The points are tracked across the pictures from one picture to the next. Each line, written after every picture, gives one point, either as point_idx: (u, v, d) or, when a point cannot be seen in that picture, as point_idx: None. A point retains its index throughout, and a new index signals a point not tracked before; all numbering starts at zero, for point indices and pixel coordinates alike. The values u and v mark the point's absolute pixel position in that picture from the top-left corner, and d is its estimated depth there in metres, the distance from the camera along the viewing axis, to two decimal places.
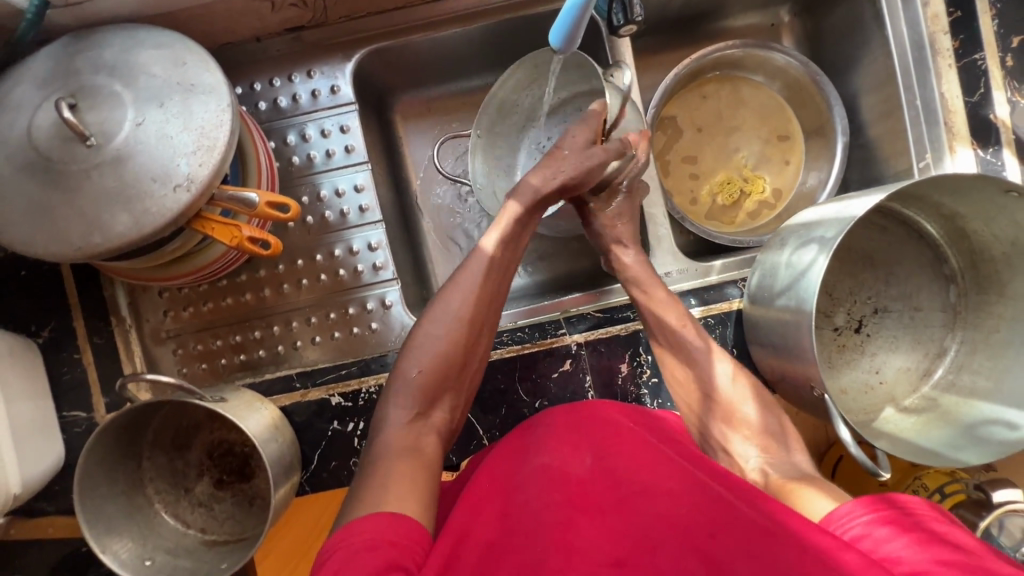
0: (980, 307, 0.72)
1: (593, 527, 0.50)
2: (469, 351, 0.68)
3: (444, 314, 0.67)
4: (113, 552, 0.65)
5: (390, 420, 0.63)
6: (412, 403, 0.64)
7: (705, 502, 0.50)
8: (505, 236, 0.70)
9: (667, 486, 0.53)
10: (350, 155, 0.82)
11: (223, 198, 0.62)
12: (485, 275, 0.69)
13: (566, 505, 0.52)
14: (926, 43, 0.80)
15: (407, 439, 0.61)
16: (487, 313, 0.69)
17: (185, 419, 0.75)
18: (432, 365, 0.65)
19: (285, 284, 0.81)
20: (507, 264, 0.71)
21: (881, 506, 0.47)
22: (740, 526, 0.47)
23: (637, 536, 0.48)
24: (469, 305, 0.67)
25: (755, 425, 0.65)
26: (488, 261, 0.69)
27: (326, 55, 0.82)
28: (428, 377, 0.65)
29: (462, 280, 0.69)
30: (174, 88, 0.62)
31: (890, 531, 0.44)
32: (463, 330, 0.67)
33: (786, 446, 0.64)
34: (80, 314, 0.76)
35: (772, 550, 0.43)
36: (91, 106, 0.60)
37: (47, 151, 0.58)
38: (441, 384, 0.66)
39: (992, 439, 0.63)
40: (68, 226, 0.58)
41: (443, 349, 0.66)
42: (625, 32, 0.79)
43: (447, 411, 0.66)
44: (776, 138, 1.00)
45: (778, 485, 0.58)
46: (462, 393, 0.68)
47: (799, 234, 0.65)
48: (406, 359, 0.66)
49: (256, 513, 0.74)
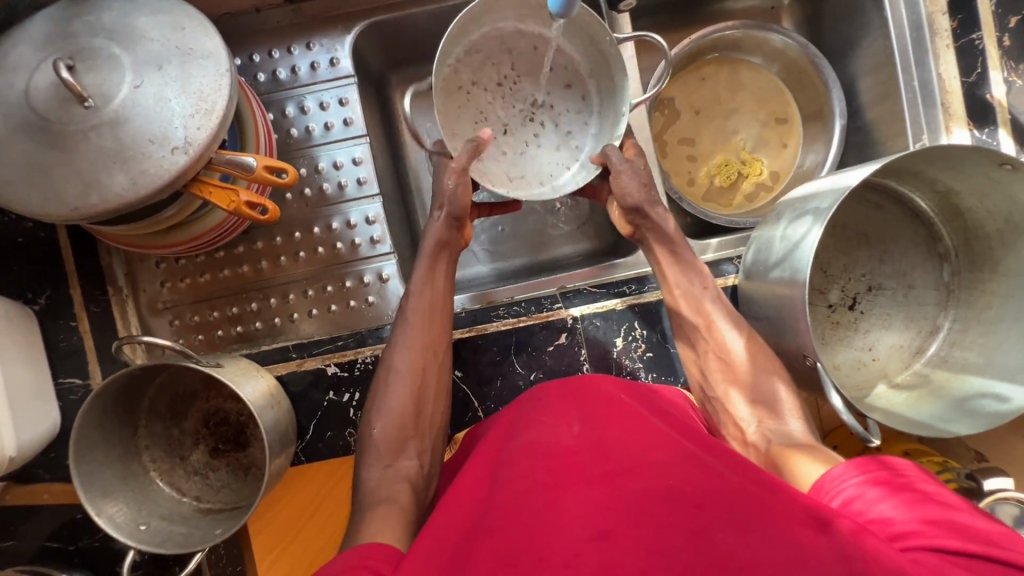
0: (974, 285, 0.72)
1: (581, 502, 0.50)
2: (420, 399, 0.68)
3: (386, 374, 0.68)
4: (109, 516, 0.64)
5: (365, 481, 0.62)
6: (379, 459, 0.63)
7: (689, 474, 0.50)
8: (432, 287, 0.73)
9: (651, 461, 0.53)
10: (349, 128, 0.82)
11: (220, 162, 0.62)
12: (419, 325, 0.70)
13: (554, 482, 0.53)
14: (923, 24, 0.80)
15: (380, 494, 0.59)
16: (430, 358, 0.69)
17: (181, 388, 0.76)
18: (389, 421, 0.65)
19: (281, 257, 0.81)
20: (438, 311, 0.72)
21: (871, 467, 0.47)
22: (724, 496, 0.47)
23: (625, 507, 0.49)
24: (407, 357, 0.69)
25: (751, 393, 0.66)
26: (421, 312, 0.71)
27: (327, 27, 0.82)
28: (389, 432, 0.65)
29: (399, 338, 0.70)
30: (173, 52, 0.62)
31: (880, 492, 0.44)
32: (406, 382, 0.67)
33: (787, 412, 0.64)
34: (77, 282, 0.76)
35: (757, 517, 0.44)
36: (89, 68, 0.60)
37: (46, 111, 0.58)
38: (403, 434, 0.65)
39: (982, 411, 0.63)
40: (65, 187, 0.58)
41: (396, 403, 0.66)
42: (624, 6, 0.79)
43: (415, 458, 0.65)
44: (774, 120, 1.01)
45: (773, 450, 0.59)
46: (431, 437, 0.67)
47: (795, 207, 0.65)
48: (365, 425, 0.66)
49: (251, 482, 0.74)
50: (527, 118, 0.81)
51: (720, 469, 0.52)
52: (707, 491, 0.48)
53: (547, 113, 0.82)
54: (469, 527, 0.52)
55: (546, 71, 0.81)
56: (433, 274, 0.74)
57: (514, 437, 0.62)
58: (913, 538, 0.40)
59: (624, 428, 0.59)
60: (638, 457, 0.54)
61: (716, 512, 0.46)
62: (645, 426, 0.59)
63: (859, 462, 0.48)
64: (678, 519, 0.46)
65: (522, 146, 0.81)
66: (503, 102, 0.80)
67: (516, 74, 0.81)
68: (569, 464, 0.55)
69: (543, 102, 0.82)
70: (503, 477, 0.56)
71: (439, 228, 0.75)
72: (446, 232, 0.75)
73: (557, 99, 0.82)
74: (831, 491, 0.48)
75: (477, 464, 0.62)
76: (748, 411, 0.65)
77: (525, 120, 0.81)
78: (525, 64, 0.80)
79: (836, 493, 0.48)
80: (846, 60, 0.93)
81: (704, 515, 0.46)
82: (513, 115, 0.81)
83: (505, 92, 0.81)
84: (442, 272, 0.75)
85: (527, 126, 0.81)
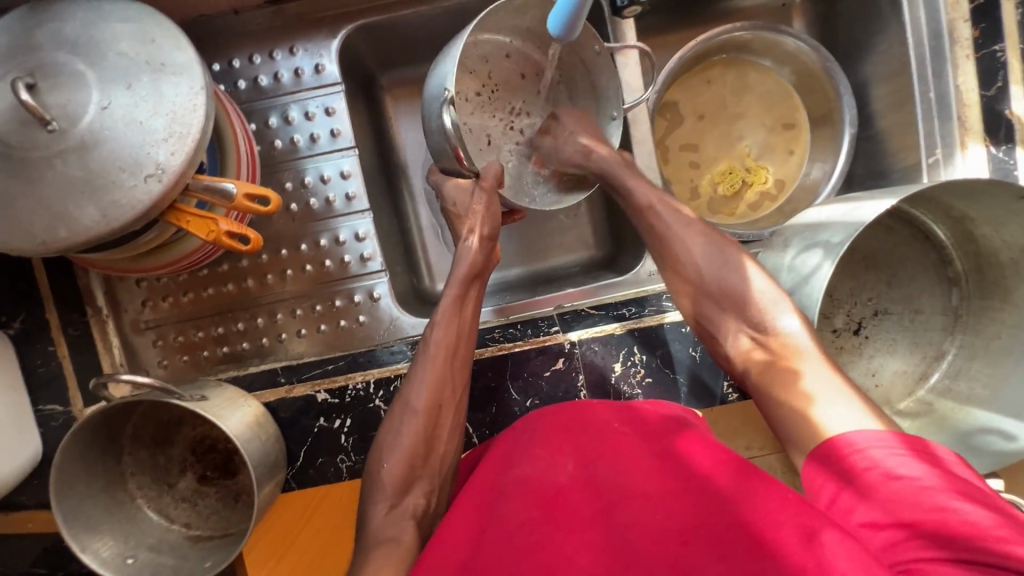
0: (983, 312, 0.70)
1: (571, 538, 0.50)
2: (433, 437, 0.65)
3: (402, 410, 0.65)
4: (93, 551, 0.63)
5: (370, 517, 0.60)
6: (386, 496, 0.61)
7: (680, 508, 0.50)
8: (444, 321, 0.68)
9: (640, 495, 0.53)
10: (336, 140, 0.78)
11: (198, 188, 0.58)
12: (429, 363, 0.67)
13: (545, 518, 0.52)
14: (944, 32, 0.76)
15: (387, 533, 0.58)
16: (448, 394, 0.67)
17: (166, 414, 0.73)
18: (400, 459, 0.63)
19: (268, 275, 0.78)
20: (462, 345, 0.69)
21: (850, 457, 0.47)
22: (712, 530, 0.47)
23: (615, 551, 0.48)
24: (425, 394, 0.65)
25: (753, 303, 0.60)
26: (433, 348, 0.67)
27: (311, 30, 0.77)
28: (398, 469, 0.62)
29: (419, 372, 0.67)
30: (143, 67, 0.57)
31: (862, 491, 0.45)
32: (423, 419, 0.64)
33: (763, 313, 0.59)
34: (54, 305, 0.72)
35: (743, 557, 0.43)
36: (52, 87, 0.55)
37: (5, 136, 0.54)
38: (411, 471, 0.63)
39: (988, 450, 0.62)
40: (31, 219, 0.54)
41: (409, 441, 0.63)
42: (629, 13, 0.75)
43: (422, 496, 0.63)
44: (781, 126, 0.97)
45: (772, 363, 0.57)
46: (438, 475, 0.65)
47: (804, 235, 0.63)
48: (376, 458, 0.64)
49: (240, 509, 0.73)
50: (505, 128, 0.73)
51: (708, 494, 0.51)
52: (693, 526, 0.48)
53: (524, 121, 0.74)
54: (458, 556, 0.51)
55: (521, 79, 0.73)
56: (443, 306, 0.69)
57: (507, 465, 0.60)
58: (908, 548, 0.40)
59: (617, 454, 0.58)
60: (627, 488, 0.54)
61: (701, 548, 0.45)
62: (637, 452, 0.58)
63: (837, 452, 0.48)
64: (664, 555, 0.46)
65: (504, 156, 0.74)
66: (482, 112, 0.71)
67: (493, 81, 0.71)
68: (562, 501, 0.54)
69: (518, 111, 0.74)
70: (495, 504, 0.56)
71: (474, 256, 0.70)
72: (481, 256, 0.71)
73: (531, 106, 0.74)
74: (816, 485, 0.49)
75: (470, 490, 0.60)
76: (729, 323, 0.62)
77: (504, 131, 0.73)
78: (501, 72, 0.71)
79: (821, 492, 0.48)
80: (859, 66, 0.88)
81: (690, 551, 0.45)
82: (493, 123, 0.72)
83: (482, 101, 0.71)
84: (470, 302, 0.71)
85: (507, 134, 0.73)
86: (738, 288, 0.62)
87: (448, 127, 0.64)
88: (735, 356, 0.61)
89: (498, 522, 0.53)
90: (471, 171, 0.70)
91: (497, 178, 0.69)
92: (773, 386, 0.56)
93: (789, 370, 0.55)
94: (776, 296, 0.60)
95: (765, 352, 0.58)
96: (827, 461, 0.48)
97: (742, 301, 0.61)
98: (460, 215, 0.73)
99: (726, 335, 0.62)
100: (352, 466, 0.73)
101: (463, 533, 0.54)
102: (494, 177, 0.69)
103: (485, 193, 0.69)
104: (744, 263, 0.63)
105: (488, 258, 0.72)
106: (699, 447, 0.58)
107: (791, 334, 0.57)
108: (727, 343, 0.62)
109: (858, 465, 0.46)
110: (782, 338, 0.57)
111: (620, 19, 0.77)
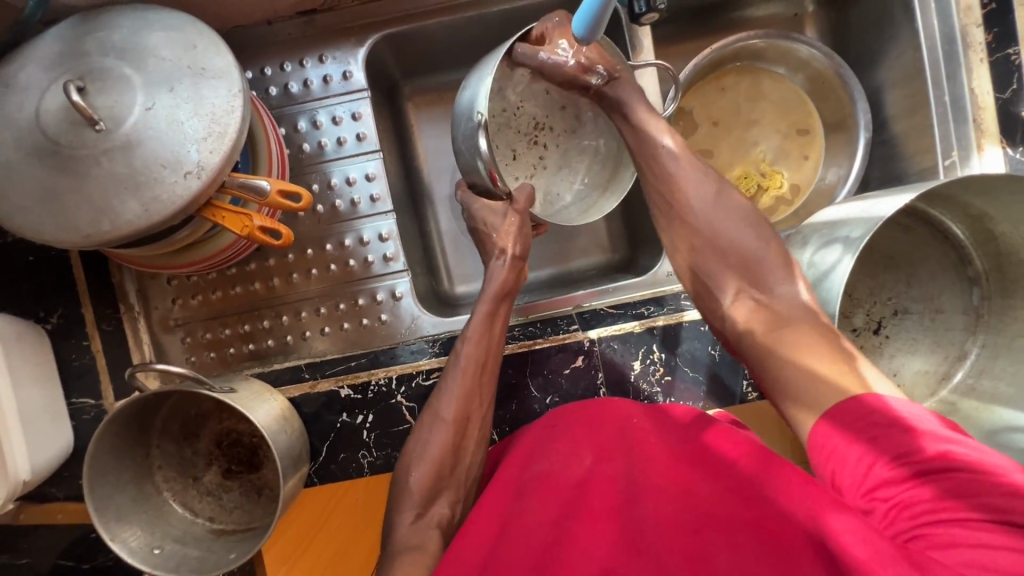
0: (1005, 312, 0.70)
1: (587, 531, 0.51)
2: (459, 451, 0.66)
3: (431, 420, 0.67)
4: (122, 540, 0.65)
5: (397, 527, 0.61)
6: (412, 506, 0.62)
7: (696, 500, 0.51)
8: (475, 335, 0.70)
9: (660, 491, 0.53)
10: (361, 143, 0.81)
11: (233, 185, 0.60)
12: (462, 376, 0.68)
13: (562, 516, 0.53)
14: (957, 37, 0.78)
15: (411, 542, 0.59)
16: (475, 408, 0.68)
17: (194, 409, 0.75)
18: (430, 468, 0.64)
19: (294, 274, 0.80)
20: (491, 360, 0.70)
21: (852, 424, 0.46)
22: (726, 522, 0.47)
23: (629, 542, 0.49)
24: (453, 405, 0.67)
25: (744, 266, 0.63)
26: (464, 361, 0.69)
27: (339, 39, 0.80)
28: (425, 480, 0.64)
29: (455, 380, 0.68)
30: (184, 71, 0.60)
31: (865, 454, 0.44)
32: (450, 432, 0.66)
33: (766, 275, 0.62)
34: (90, 301, 0.75)
35: (757, 545, 0.44)
36: (100, 90, 0.58)
37: (56, 135, 0.57)
38: (440, 482, 0.64)
39: (1012, 446, 0.61)
40: (76, 213, 0.57)
41: (437, 451, 0.65)
42: (647, 20, 0.76)
43: (448, 505, 0.64)
44: (795, 132, 0.98)
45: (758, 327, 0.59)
46: (464, 486, 0.66)
47: (823, 232, 0.64)
48: (404, 468, 0.65)
49: (264, 503, 0.74)
50: (528, 142, 0.78)
51: (734, 488, 0.51)
52: (708, 518, 0.48)
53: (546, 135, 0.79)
54: (483, 546, 0.54)
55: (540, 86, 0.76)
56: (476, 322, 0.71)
57: (528, 460, 0.62)
58: (910, 517, 0.40)
59: (638, 452, 0.59)
60: (646, 483, 0.55)
61: (716, 539, 0.46)
62: (660, 447, 0.59)
63: (832, 432, 0.47)
64: (678, 545, 0.47)
65: (530, 173, 0.79)
66: (508, 127, 0.76)
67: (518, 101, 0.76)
68: (580, 496, 0.56)
69: (511, 72, 0.73)
70: (516, 502, 0.58)
71: (505, 274, 0.73)
72: (510, 278, 0.73)
73: (554, 120, 0.79)
74: (823, 449, 0.47)
75: (495, 486, 0.61)
76: (729, 282, 0.64)
77: (528, 145, 0.78)
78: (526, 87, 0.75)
79: (827, 456, 0.47)
80: (872, 73, 0.90)
81: (701, 538, 0.46)
82: (516, 138, 0.77)
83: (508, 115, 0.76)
84: (500, 318, 0.73)
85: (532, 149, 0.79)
86: (741, 242, 0.64)
87: (486, 151, 0.66)
88: (731, 315, 0.63)
89: (518, 518, 0.55)
90: (505, 193, 0.73)
91: (529, 199, 0.73)
92: (777, 338, 0.56)
93: (785, 326, 0.57)
94: (770, 257, 0.63)
95: (762, 310, 0.60)
96: (835, 426, 0.47)
97: (745, 257, 0.63)
98: (489, 235, 0.74)
99: (727, 297, 0.64)
100: (374, 462, 0.75)
101: (486, 526, 0.56)
102: (527, 198, 0.73)
103: (517, 214, 0.73)
104: (756, 224, 0.65)
105: (517, 281, 0.74)
106: (726, 439, 0.58)
107: (789, 298, 0.59)
108: (727, 305, 0.63)
109: (869, 424, 0.45)
110: (782, 302, 0.60)
111: (638, 27, 0.78)
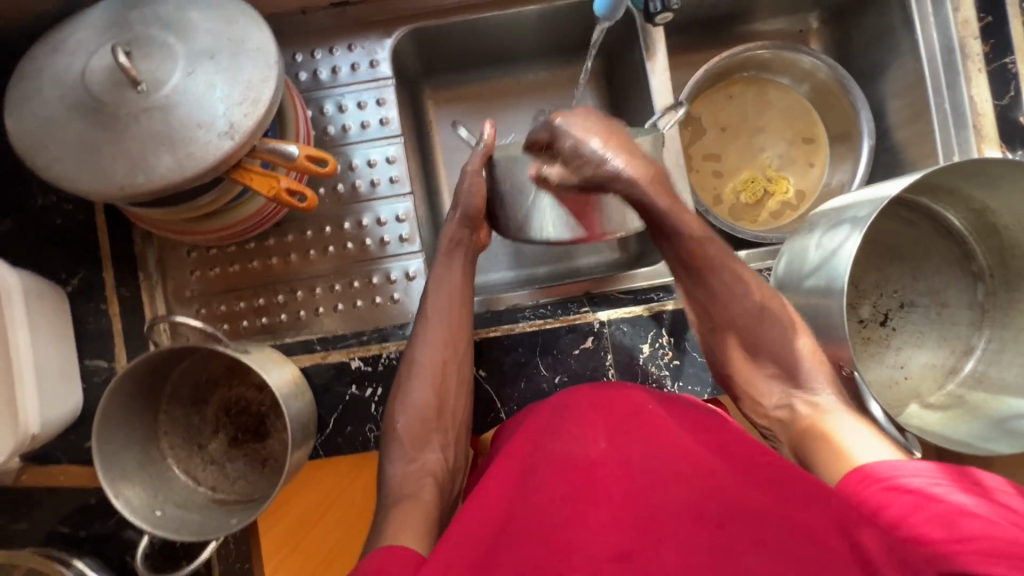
0: (1009, 305, 0.71)
1: (600, 516, 0.50)
2: (442, 395, 0.71)
3: (409, 368, 0.71)
4: (125, 498, 0.64)
5: (392, 473, 0.65)
6: (402, 452, 0.67)
7: (715, 487, 0.50)
8: (446, 285, 0.75)
9: (677, 479, 0.52)
10: (384, 128, 0.84)
11: (263, 150, 0.63)
12: (441, 323, 0.73)
13: (575, 494, 0.53)
14: (955, 48, 0.81)
15: (406, 490, 0.62)
16: (450, 354, 0.72)
17: (203, 375, 0.75)
18: (415, 413, 0.69)
19: (311, 250, 0.82)
20: (460, 310, 0.74)
21: (896, 473, 0.49)
22: (750, 514, 0.47)
23: (646, 525, 0.48)
24: (428, 351, 0.71)
25: (775, 368, 0.68)
26: (439, 308, 0.74)
27: (368, 31, 0.85)
28: (411, 424, 0.68)
29: (426, 335, 0.73)
30: (224, 43, 0.63)
31: (914, 500, 0.47)
32: (428, 374, 0.70)
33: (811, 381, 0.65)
34: (111, 266, 0.77)
35: (785, 544, 0.43)
36: (144, 55, 0.62)
37: (99, 94, 0.60)
38: (427, 428, 0.68)
39: (1021, 432, 0.62)
40: (112, 166, 0.59)
41: (420, 398, 0.69)
42: (660, 20, 0.78)
43: (439, 450, 0.68)
44: (801, 140, 1.02)
45: (797, 430, 0.63)
46: (453, 430, 0.70)
47: (830, 217, 0.65)
48: (390, 415, 0.70)
49: (267, 475, 0.74)
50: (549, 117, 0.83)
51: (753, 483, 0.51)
52: (732, 509, 0.47)
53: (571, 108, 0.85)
54: (492, 520, 0.53)
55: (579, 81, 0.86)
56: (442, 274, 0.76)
57: (539, 439, 0.62)
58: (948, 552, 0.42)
59: (649, 436, 0.59)
60: (662, 469, 0.54)
61: (739, 532, 0.45)
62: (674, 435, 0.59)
63: (878, 474, 0.50)
64: (701, 538, 0.46)
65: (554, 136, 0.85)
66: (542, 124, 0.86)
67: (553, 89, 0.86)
68: (593, 476, 0.55)
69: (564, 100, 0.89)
70: (526, 477, 0.57)
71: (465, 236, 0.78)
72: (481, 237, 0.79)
73: None
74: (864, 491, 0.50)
75: (504, 460, 0.61)
76: (774, 387, 0.67)
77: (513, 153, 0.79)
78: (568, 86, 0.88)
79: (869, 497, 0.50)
80: (874, 85, 0.94)
81: (727, 533, 0.45)
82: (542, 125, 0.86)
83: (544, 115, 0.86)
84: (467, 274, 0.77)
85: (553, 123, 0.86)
86: (768, 339, 0.68)
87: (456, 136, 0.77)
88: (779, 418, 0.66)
89: (530, 495, 0.54)
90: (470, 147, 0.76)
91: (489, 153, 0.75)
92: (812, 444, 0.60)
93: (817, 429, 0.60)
94: (810, 359, 0.66)
95: (807, 416, 0.63)
96: (880, 473, 0.51)
97: (780, 358, 0.67)
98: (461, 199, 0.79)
99: (771, 400, 0.68)
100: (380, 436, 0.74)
101: (495, 499, 0.55)
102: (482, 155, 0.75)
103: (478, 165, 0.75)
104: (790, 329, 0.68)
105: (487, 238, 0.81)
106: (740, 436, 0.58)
107: (827, 409, 0.62)
108: (771, 407, 0.68)
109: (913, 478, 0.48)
110: (815, 408, 0.63)
111: (651, 27, 0.82)
